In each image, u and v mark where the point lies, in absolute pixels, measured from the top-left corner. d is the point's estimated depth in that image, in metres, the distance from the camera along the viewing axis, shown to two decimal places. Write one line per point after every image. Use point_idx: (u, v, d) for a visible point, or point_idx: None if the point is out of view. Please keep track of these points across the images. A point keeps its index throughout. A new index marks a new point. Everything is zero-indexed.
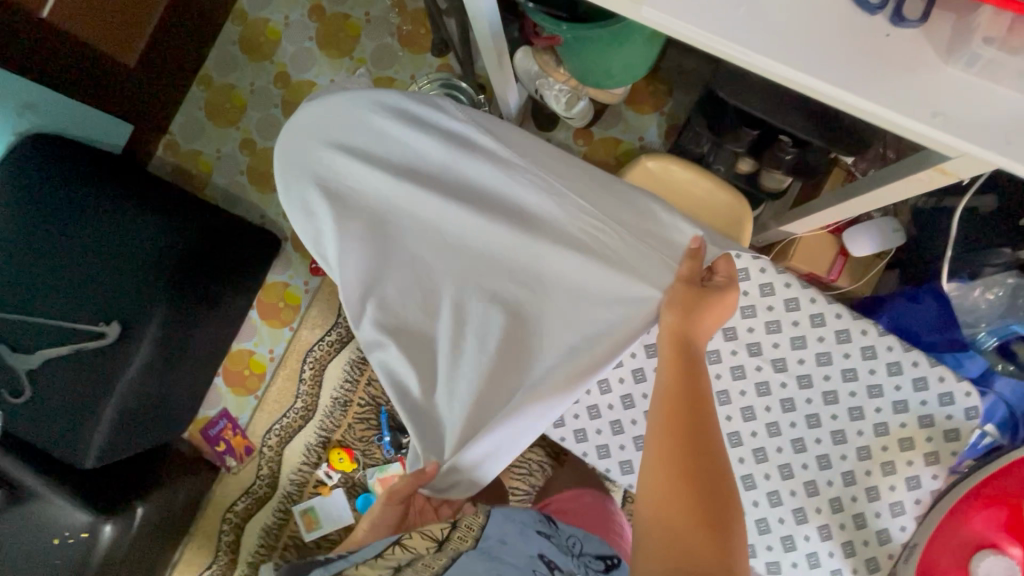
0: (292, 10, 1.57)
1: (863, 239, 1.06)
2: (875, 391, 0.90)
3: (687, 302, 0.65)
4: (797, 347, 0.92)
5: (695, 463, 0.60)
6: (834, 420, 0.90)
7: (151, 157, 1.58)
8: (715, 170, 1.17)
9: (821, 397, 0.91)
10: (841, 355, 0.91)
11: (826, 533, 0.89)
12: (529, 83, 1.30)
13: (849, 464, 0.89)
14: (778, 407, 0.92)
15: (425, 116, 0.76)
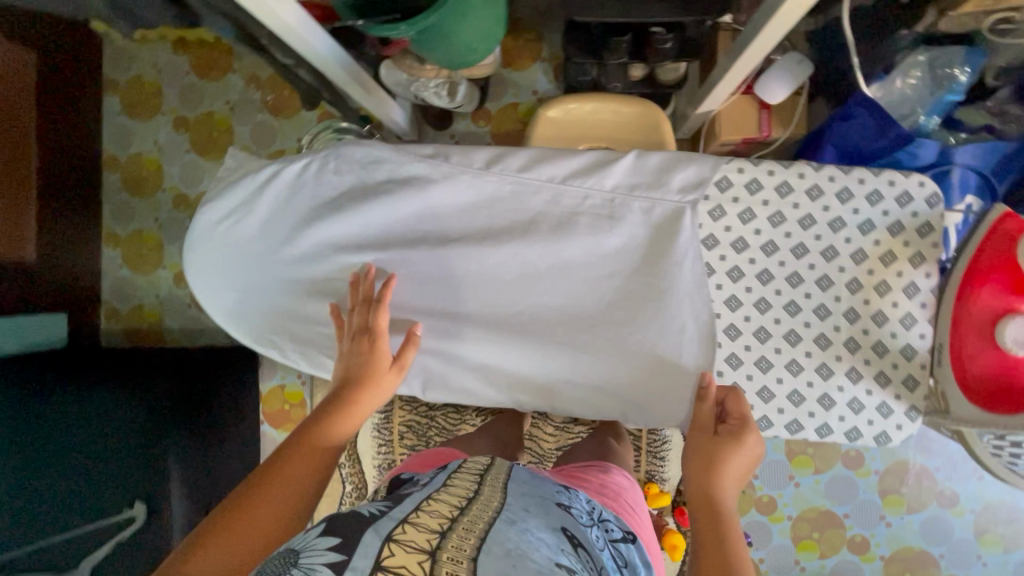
0: (158, 133, 1.53)
1: (772, 86, 1.05)
2: (838, 222, 0.71)
3: (708, 451, 0.65)
4: (745, 220, 0.72)
5: (716, 548, 0.57)
6: (815, 270, 0.71)
7: (100, 333, 1.54)
8: (614, 89, 1.14)
9: (791, 255, 0.71)
10: (791, 206, 0.71)
11: (856, 378, 0.71)
12: (406, 92, 1.28)
13: (848, 305, 0.71)
14: (755, 284, 0.72)
15: (303, 181, 0.73)
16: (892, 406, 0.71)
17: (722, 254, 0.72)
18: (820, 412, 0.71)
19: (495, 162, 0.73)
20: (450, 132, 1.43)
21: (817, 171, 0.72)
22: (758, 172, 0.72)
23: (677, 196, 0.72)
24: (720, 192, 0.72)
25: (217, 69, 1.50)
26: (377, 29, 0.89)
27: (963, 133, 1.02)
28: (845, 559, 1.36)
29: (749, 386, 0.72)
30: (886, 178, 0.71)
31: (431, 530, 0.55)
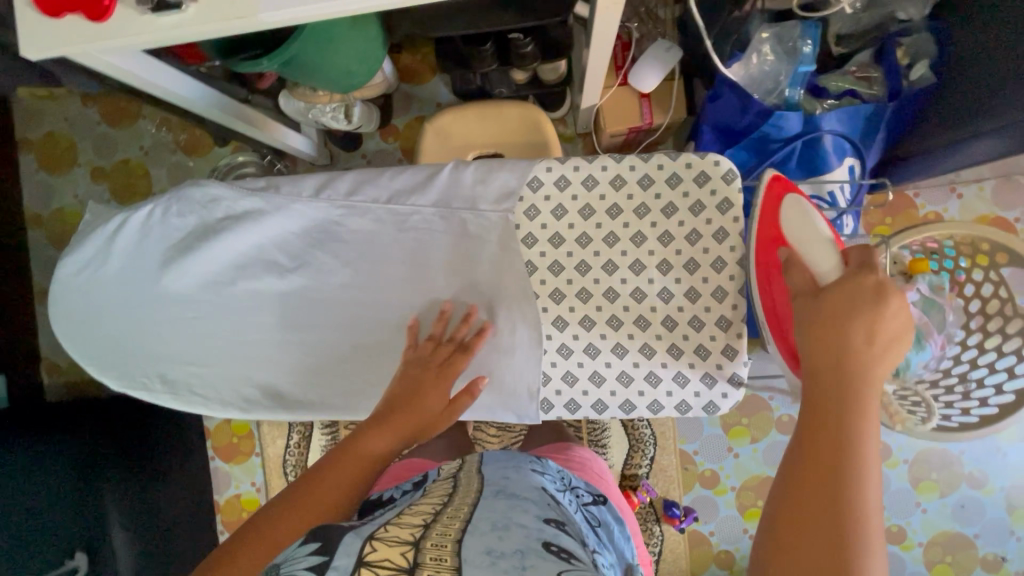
0: (77, 186, 1.55)
1: (644, 74, 1.08)
2: (645, 208, 0.68)
3: (840, 299, 0.58)
4: (558, 216, 0.70)
5: (815, 460, 0.55)
6: (628, 256, 0.69)
7: (44, 389, 1.55)
8: (500, 94, 1.19)
9: (603, 244, 0.69)
10: (598, 198, 0.69)
11: (677, 353, 0.68)
12: (305, 118, 1.30)
13: (663, 285, 0.68)
14: (575, 278, 0.69)
15: (151, 228, 0.73)
16: (714, 375, 0.68)
17: (539, 251, 0.70)
18: (648, 388, 0.68)
19: (326, 187, 0.75)
20: (361, 152, 1.46)
21: (617, 161, 0.69)
22: (565, 169, 0.70)
23: (492, 205, 0.71)
24: (532, 193, 0.70)
25: (127, 117, 1.52)
26: (242, 66, 0.92)
27: (829, 100, 1.04)
28: None
29: (579, 372, 0.70)
30: (680, 160, 0.67)
31: (412, 526, 0.57)
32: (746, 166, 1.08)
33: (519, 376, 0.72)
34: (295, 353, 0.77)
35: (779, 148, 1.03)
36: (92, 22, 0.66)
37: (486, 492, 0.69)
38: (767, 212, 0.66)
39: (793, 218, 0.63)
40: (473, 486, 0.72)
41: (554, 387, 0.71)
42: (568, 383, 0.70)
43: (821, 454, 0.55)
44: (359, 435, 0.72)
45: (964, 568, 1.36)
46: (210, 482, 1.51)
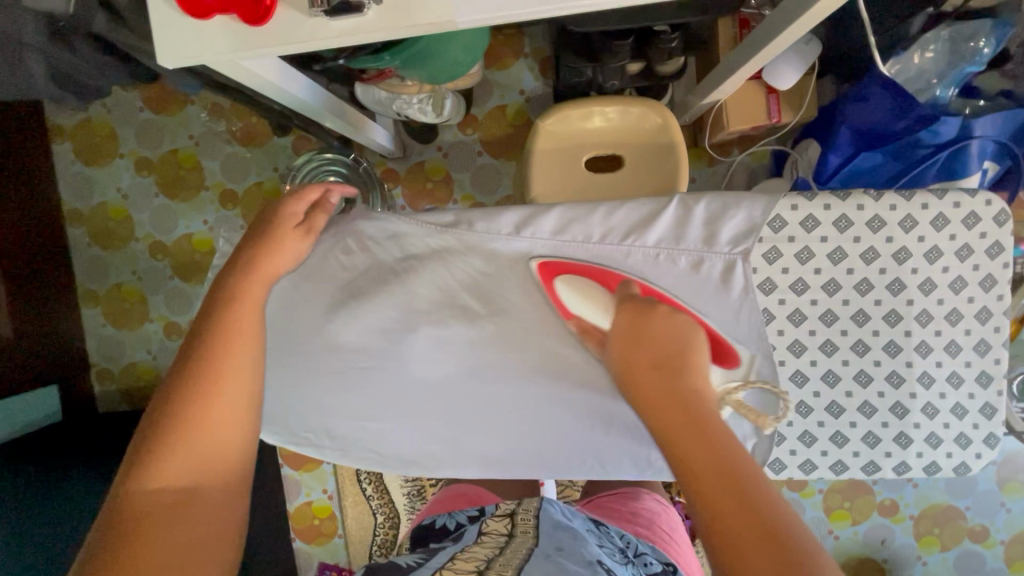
0: (120, 178, 1.41)
1: (782, 72, 0.99)
2: (902, 254, 0.61)
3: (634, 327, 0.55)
4: (804, 259, 0.62)
5: (690, 448, 0.45)
6: (882, 306, 0.62)
7: (95, 397, 1.46)
8: (611, 87, 1.07)
9: (855, 293, 0.62)
10: (852, 241, 0.61)
11: (932, 412, 0.63)
12: (386, 110, 1.17)
13: (921, 338, 0.62)
14: (820, 327, 0.63)
15: (311, 267, 0.68)
16: (971, 436, 0.63)
17: (780, 298, 0.63)
18: (897, 450, 0.64)
19: (522, 226, 0.66)
20: (437, 145, 1.35)
21: (876, 199, 0.61)
22: (813, 207, 0.62)
23: (723, 244, 0.62)
24: (772, 233, 0.63)
25: (174, 102, 1.39)
26: (361, 62, 0.81)
27: (981, 101, 0.98)
28: (876, 522, 1.40)
29: (819, 432, 0.65)
30: (950, 199, 0.60)
31: (466, 573, 0.57)
32: (885, 172, 1.02)
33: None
34: (467, 395, 0.72)
35: (926, 155, 0.98)
36: (246, 25, 0.56)
37: (545, 527, 0.65)
38: (578, 284, 0.63)
39: (592, 304, 0.62)
40: (529, 523, 0.68)
41: (788, 447, 0.65)
42: (805, 443, 0.65)
43: (721, 481, 0.43)
44: (152, 453, 0.54)
45: None
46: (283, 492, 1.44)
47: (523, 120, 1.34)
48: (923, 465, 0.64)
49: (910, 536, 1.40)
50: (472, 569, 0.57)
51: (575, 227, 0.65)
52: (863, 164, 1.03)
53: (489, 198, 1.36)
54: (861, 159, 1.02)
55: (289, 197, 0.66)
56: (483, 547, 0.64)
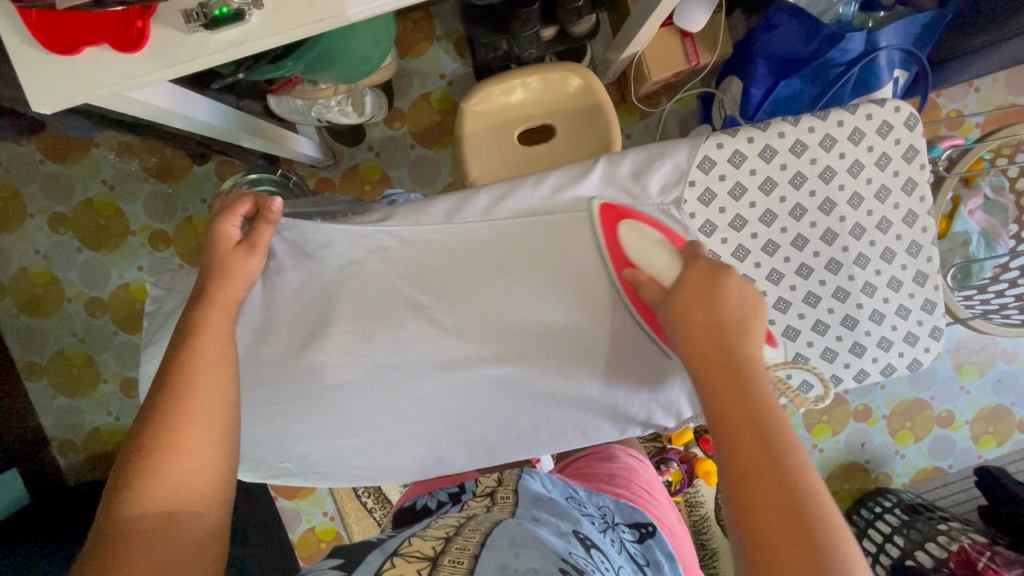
0: (36, 239, 1.32)
1: (691, 16, 0.99)
2: (827, 174, 0.63)
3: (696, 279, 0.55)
4: (737, 196, 0.64)
5: (743, 410, 0.46)
6: (817, 227, 0.64)
7: (62, 472, 1.38)
8: (530, 56, 1.06)
9: (791, 219, 0.64)
10: (779, 169, 0.63)
11: (880, 318, 0.65)
12: (306, 118, 1.13)
13: (857, 251, 0.64)
14: (764, 258, 0.64)
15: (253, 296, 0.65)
16: (918, 333, 0.66)
17: (722, 237, 0.64)
18: (854, 360, 0.66)
19: (455, 211, 0.67)
20: (367, 145, 1.32)
21: (795, 125, 0.62)
22: (737, 142, 0.63)
23: (657, 198, 0.65)
24: (704, 174, 0.64)
25: (76, 148, 1.30)
26: (262, 72, 0.77)
27: (881, 13, 1.00)
28: (854, 428, 1.48)
29: (781, 357, 0.67)
30: (863, 113, 0.62)
31: (434, 538, 0.55)
32: (804, 96, 1.06)
33: (674, 383, 0.68)
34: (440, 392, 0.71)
35: (840, 74, 1.00)
36: (121, 53, 0.52)
37: (524, 501, 0.62)
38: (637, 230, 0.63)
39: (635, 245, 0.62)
40: (507, 496, 0.63)
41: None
42: (770, 371, 0.67)
43: (760, 449, 0.44)
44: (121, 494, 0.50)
45: (1005, 434, 1.49)
46: (282, 524, 1.41)
47: (449, 105, 1.31)
48: (880, 369, 0.67)
49: (886, 434, 1.48)
50: (442, 535, 0.55)
51: (509, 202, 0.67)
52: (783, 92, 1.05)
53: (431, 189, 1.33)
54: (780, 88, 1.04)
55: (223, 215, 0.65)
56: (442, 521, 0.59)
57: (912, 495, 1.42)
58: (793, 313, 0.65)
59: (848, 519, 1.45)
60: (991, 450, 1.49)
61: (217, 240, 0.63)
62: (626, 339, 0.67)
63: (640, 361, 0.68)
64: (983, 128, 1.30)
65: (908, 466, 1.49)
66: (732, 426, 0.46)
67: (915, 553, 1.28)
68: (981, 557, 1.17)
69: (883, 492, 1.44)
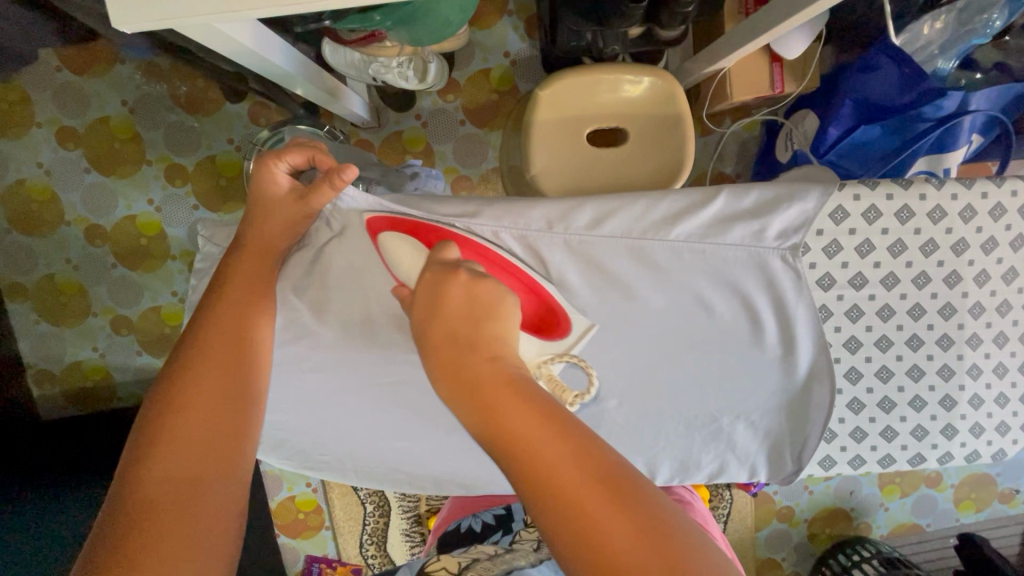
0: (39, 152, 1.21)
1: (791, 42, 0.95)
2: (960, 247, 0.60)
3: (431, 302, 0.49)
4: (864, 253, 0.60)
5: (516, 417, 0.41)
6: (937, 299, 0.61)
7: (35, 403, 1.29)
8: (613, 52, 1.00)
9: (913, 287, 0.61)
10: (912, 234, 0.59)
11: (978, 403, 0.64)
12: (360, 75, 1.04)
13: (971, 331, 0.62)
14: (876, 323, 0.62)
15: None
16: (1010, 423, 0.64)
17: (839, 294, 0.61)
18: (943, 442, 0.64)
19: (557, 220, 0.61)
20: (415, 113, 1.24)
21: (939, 188, 0.59)
22: (875, 197, 0.59)
23: (775, 240, 0.58)
24: (833, 225, 0.60)
25: (98, 60, 1.19)
26: (346, 21, 0.69)
27: (977, 74, 0.98)
28: (846, 476, 1.50)
29: (870, 428, 0.65)
30: (1008, 188, 0.59)
31: (462, 557, 0.65)
32: (883, 145, 1.03)
33: (754, 439, 0.68)
34: None
35: (925, 130, 0.98)
36: None
37: None
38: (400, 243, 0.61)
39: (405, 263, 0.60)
40: None
41: (840, 443, 0.66)
42: (855, 439, 0.66)
43: (540, 436, 0.40)
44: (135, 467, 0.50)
45: (985, 502, 1.52)
46: (263, 489, 1.36)
47: (508, 86, 1.24)
48: (966, 453, 0.65)
49: (875, 486, 1.50)
50: (471, 556, 0.65)
51: (615, 218, 0.60)
52: (861, 136, 1.02)
53: (474, 171, 1.26)
54: (859, 133, 1.02)
55: (268, 156, 0.63)
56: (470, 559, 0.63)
57: (889, 547, 1.45)
58: (892, 383, 0.63)
59: (825, 562, 1.47)
60: (969, 515, 1.52)
61: (267, 185, 0.63)
62: (716, 392, 0.65)
63: (726, 413, 0.66)
64: None
65: (889, 519, 1.52)
66: (517, 447, 0.40)
67: None
68: None
69: (862, 541, 1.46)
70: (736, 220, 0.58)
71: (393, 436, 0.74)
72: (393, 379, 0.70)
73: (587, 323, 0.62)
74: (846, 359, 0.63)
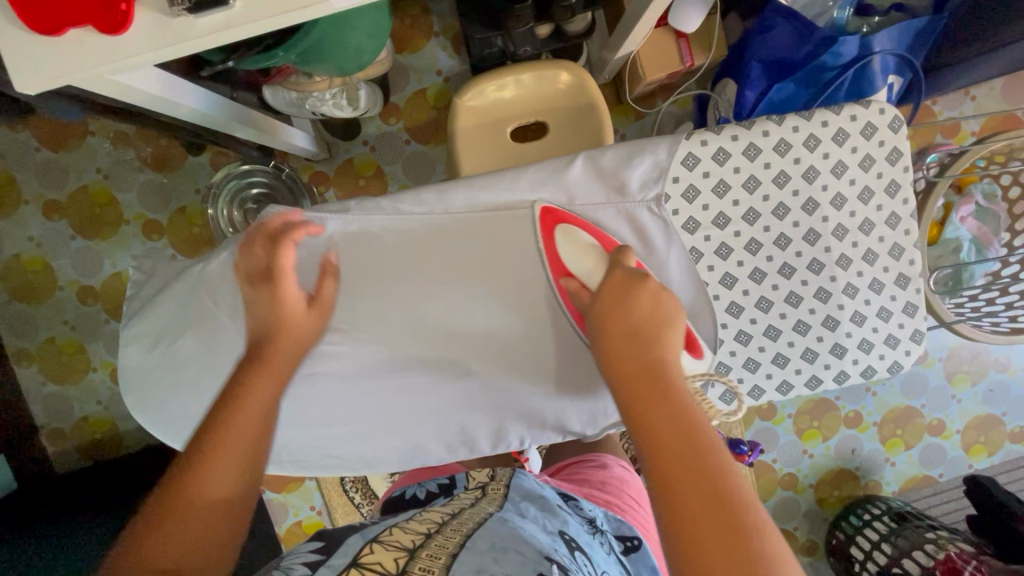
0: (30, 226, 1.32)
1: (691, 17, 0.99)
2: (811, 174, 0.64)
3: (612, 297, 0.57)
4: (721, 193, 0.64)
5: (674, 423, 0.47)
6: (800, 227, 0.65)
7: (50, 460, 1.38)
8: (525, 53, 1.06)
9: (774, 219, 0.64)
10: (762, 169, 0.63)
11: (861, 320, 0.66)
12: (301, 111, 1.12)
13: (840, 253, 0.65)
14: (746, 257, 0.65)
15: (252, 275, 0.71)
16: (899, 336, 0.67)
17: (705, 235, 0.65)
18: (835, 361, 0.67)
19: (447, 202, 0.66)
20: (362, 139, 1.32)
21: (779, 123, 0.63)
22: (722, 140, 0.64)
23: (639, 193, 0.65)
24: (688, 172, 0.64)
25: (72, 135, 1.30)
26: (256, 61, 0.77)
27: (876, 18, 1.01)
28: (845, 435, 1.48)
29: (762, 357, 0.67)
30: (848, 113, 0.63)
31: (410, 539, 0.57)
32: (800, 98, 1.05)
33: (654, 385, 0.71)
34: (425, 373, 0.75)
35: (834, 76, 1.00)
36: (105, 35, 0.52)
37: (514, 499, 0.68)
38: (574, 237, 0.65)
39: (582, 256, 0.65)
40: (500, 491, 0.70)
41: (735, 377, 0.68)
42: (750, 370, 0.68)
43: (692, 446, 0.46)
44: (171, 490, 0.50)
45: (996, 444, 1.48)
46: (269, 517, 1.42)
47: (445, 101, 1.31)
48: (860, 370, 0.68)
49: (877, 441, 1.48)
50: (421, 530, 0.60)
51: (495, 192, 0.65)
52: (776, 96, 1.05)
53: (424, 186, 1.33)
54: (773, 91, 1.04)
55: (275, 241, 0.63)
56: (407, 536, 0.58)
57: (901, 503, 1.41)
58: (774, 311, 0.66)
59: (837, 526, 1.44)
60: (982, 459, 1.48)
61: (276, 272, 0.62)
62: None
63: None
64: (978, 136, 1.28)
65: (898, 474, 1.48)
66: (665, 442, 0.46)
67: (903, 561, 1.26)
68: (967, 566, 1.14)
69: (871, 500, 1.42)
70: (599, 179, 0.66)
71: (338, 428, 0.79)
72: (322, 371, 0.74)
73: (711, 355, 0.63)
74: (726, 296, 0.66)
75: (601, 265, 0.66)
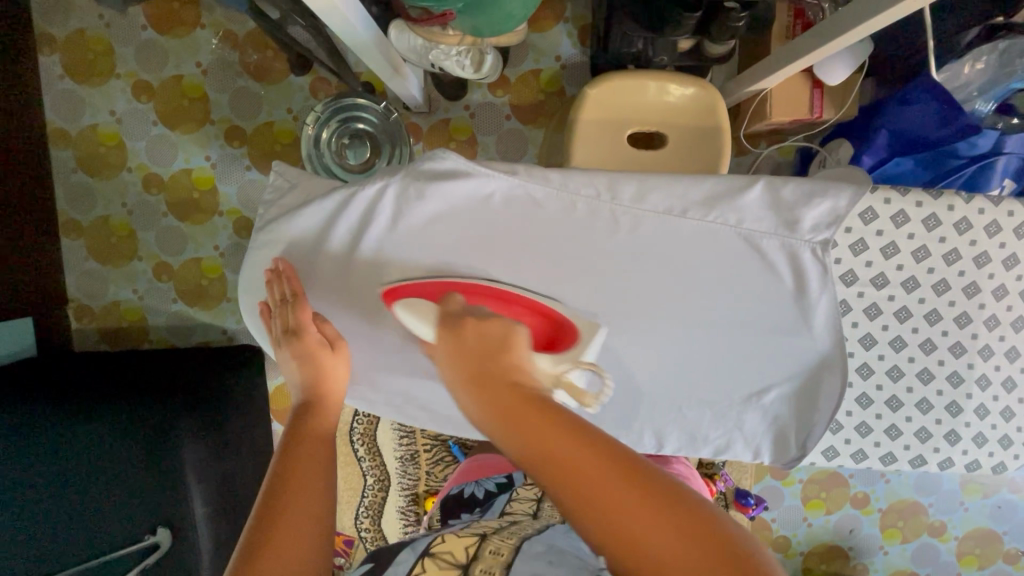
0: (115, 101, 1.30)
1: (835, 68, 1.00)
2: (981, 260, 0.72)
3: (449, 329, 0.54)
4: (889, 255, 0.71)
5: (527, 424, 0.44)
6: (954, 307, 0.72)
7: (72, 336, 1.36)
8: (659, 63, 1.06)
9: (933, 292, 0.72)
10: (937, 242, 0.71)
11: (983, 413, 0.74)
12: (420, 60, 1.09)
13: (983, 343, 0.73)
14: (892, 323, 0.72)
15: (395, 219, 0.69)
16: (1013, 439, 0.74)
17: (861, 290, 0.72)
18: (945, 447, 0.74)
19: (606, 190, 0.65)
20: (464, 103, 1.30)
21: (966, 204, 0.71)
22: (905, 204, 0.71)
23: (809, 232, 0.63)
24: (864, 226, 0.71)
25: (182, 23, 1.28)
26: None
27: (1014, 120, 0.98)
28: (848, 513, 1.48)
29: (876, 424, 0.75)
30: None
31: (469, 537, 0.58)
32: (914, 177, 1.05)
33: (762, 423, 0.77)
34: None
35: (958, 166, 1.01)
36: None
37: None
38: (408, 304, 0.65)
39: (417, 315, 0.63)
40: None
41: (845, 435, 0.76)
42: (861, 433, 0.75)
43: (555, 441, 0.43)
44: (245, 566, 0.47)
45: (989, 559, 1.50)
46: None
47: (556, 88, 1.30)
48: (966, 462, 0.75)
49: (876, 527, 1.48)
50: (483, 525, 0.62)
51: (657, 196, 0.65)
52: (894, 168, 1.05)
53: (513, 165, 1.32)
54: (892, 164, 1.04)
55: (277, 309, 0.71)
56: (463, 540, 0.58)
57: None
58: (906, 378, 0.73)
59: None
60: (971, 571, 1.50)
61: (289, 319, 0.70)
62: (734, 372, 0.74)
63: (736, 393, 0.75)
64: None
65: (887, 564, 1.50)
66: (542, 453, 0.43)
67: None
68: None
69: None
70: (769, 214, 0.63)
71: (412, 373, 0.79)
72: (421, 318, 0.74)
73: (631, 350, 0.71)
74: (862, 354, 0.73)
75: (741, 297, 0.68)
